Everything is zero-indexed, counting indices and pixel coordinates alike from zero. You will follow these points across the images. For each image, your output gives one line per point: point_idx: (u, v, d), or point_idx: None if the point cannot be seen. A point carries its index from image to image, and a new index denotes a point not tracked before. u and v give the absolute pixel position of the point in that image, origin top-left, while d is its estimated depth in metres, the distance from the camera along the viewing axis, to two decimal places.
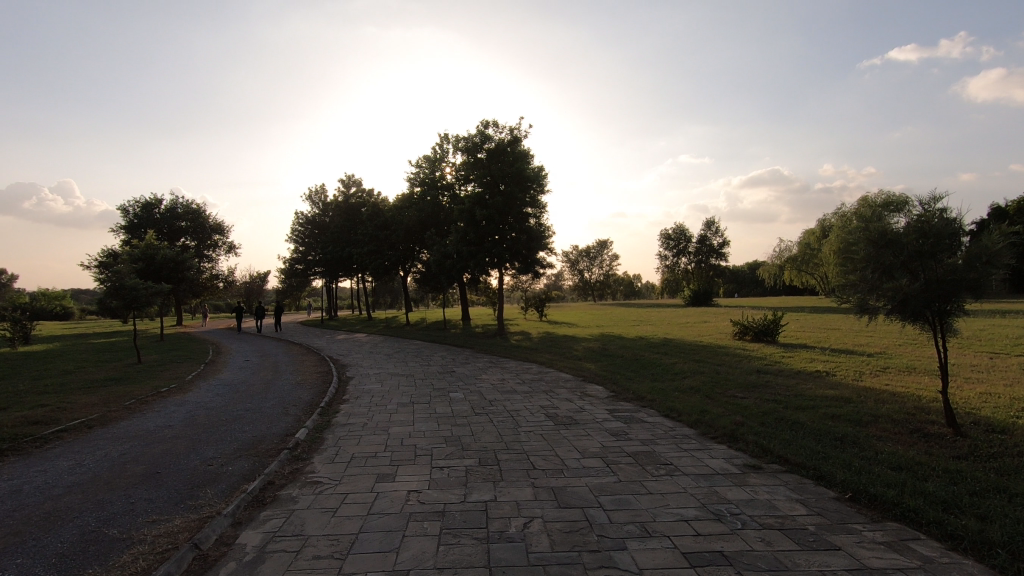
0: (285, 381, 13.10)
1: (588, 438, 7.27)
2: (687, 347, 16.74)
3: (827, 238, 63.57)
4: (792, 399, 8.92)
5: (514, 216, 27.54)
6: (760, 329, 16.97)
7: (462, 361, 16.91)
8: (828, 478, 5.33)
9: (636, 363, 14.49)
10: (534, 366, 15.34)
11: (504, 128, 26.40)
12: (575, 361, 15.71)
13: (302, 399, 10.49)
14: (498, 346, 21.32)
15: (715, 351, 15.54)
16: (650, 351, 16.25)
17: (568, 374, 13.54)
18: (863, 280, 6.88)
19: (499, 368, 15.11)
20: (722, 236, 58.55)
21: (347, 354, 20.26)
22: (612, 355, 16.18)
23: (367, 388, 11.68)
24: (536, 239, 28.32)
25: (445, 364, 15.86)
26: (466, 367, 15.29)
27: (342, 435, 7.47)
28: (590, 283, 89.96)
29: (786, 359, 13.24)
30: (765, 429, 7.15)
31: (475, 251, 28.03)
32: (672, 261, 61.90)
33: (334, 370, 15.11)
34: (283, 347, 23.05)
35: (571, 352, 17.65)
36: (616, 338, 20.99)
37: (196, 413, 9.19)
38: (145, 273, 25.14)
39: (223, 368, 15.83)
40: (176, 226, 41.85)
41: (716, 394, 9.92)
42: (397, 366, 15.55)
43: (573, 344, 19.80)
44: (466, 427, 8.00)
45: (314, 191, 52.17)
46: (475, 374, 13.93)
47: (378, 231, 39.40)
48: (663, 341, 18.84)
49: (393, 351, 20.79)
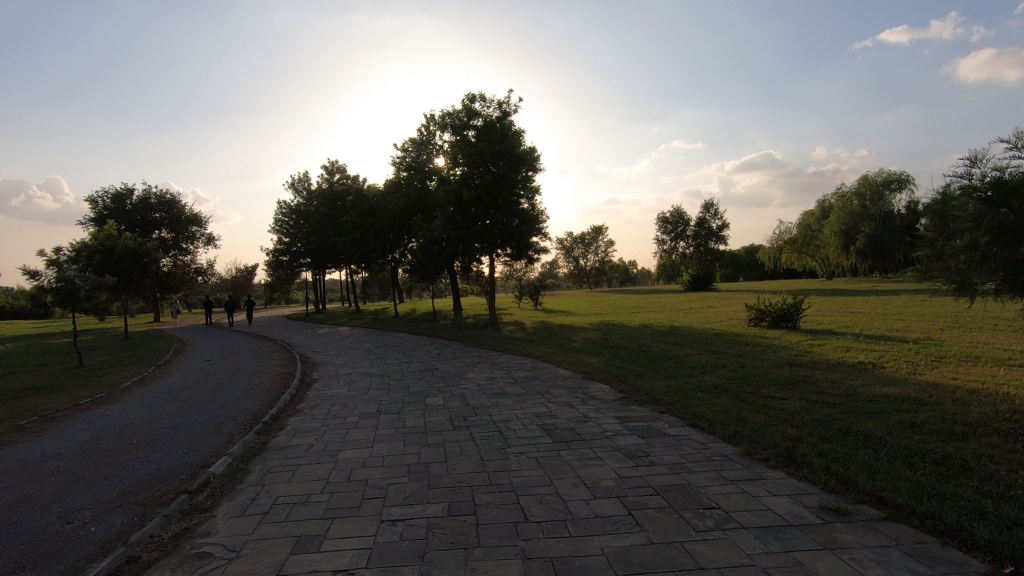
0: (238, 385, 11.28)
1: (599, 463, 5.48)
2: (699, 336, 14.99)
3: (828, 219, 61.93)
4: (847, 401, 7.17)
5: (505, 198, 25.58)
6: (779, 315, 15.25)
7: (447, 356, 15.12)
8: (967, 538, 3.55)
9: (644, 355, 12.74)
10: (527, 361, 13.57)
11: (491, 101, 24.35)
12: (573, 354, 13.96)
13: (247, 411, 8.68)
14: (490, 338, 19.57)
15: (730, 340, 13.83)
16: (657, 341, 14.54)
17: (566, 371, 11.75)
18: (971, 249, 5.24)
19: (489, 364, 13.34)
20: (722, 219, 56.87)
21: (322, 350, 18.41)
22: (615, 346, 14.48)
23: (330, 394, 9.88)
24: (529, 222, 26.36)
25: (427, 361, 14.07)
26: (451, 364, 13.52)
27: (272, 467, 5.66)
28: (586, 271, 88.23)
29: (816, 348, 11.54)
30: (830, 446, 5.40)
31: (463, 236, 26.18)
32: (670, 246, 60.12)
33: (300, 370, 13.26)
34: (255, 343, 21.20)
35: (569, 343, 15.87)
36: (617, 327, 19.29)
37: (104, 433, 7.34)
38: (106, 268, 23.39)
39: (176, 371, 13.94)
40: (149, 217, 39.72)
41: (748, 394, 8.18)
42: (372, 364, 13.74)
43: (570, 334, 18.10)
44: (439, 449, 6.20)
45: (296, 178, 50.03)
46: (461, 372, 12.14)
47: (362, 218, 37.47)
48: (669, 329, 17.13)
49: (373, 346, 18.99)
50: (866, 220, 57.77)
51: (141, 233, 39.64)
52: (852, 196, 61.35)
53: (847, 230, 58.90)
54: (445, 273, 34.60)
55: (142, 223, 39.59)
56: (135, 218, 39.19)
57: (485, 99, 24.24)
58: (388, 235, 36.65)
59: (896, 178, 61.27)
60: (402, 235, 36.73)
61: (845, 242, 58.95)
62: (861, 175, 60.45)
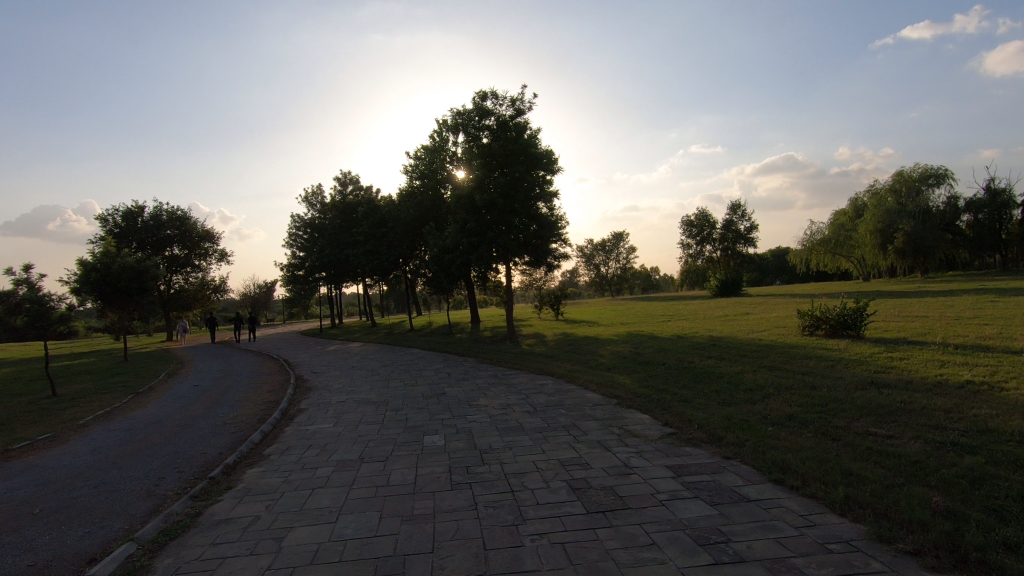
0: (212, 418, 9.68)
1: (660, 560, 3.64)
2: (747, 348, 13.02)
3: (863, 217, 58.93)
4: (992, 444, 5.20)
5: (521, 201, 23.83)
6: (839, 322, 13.24)
7: (457, 377, 13.35)
8: None
9: (687, 373, 10.85)
10: (549, 382, 11.79)
11: (504, 98, 22.77)
12: (602, 373, 12.08)
13: (202, 456, 7.01)
14: (507, 353, 17.84)
15: (785, 353, 11.83)
16: (698, 355, 12.59)
17: (595, 395, 9.87)
18: None
19: (504, 386, 11.55)
20: (750, 220, 54.32)
21: (324, 370, 16.84)
22: (650, 362, 12.56)
23: (313, 431, 8.19)
24: (548, 227, 24.72)
25: (435, 384, 12.33)
26: (462, 387, 11.80)
27: (185, 564, 3.95)
28: (607, 278, 86.00)
29: (899, 363, 9.53)
30: (1022, 534, 3.49)
31: (476, 242, 24.48)
32: (696, 249, 57.69)
33: (290, 396, 11.65)
34: (257, 363, 19.77)
35: (597, 359, 14.04)
36: (648, 338, 17.36)
37: (7, 496, 5.74)
38: (103, 287, 22.33)
39: (155, 399, 12.45)
40: (161, 235, 39.00)
41: (839, 429, 6.24)
42: (372, 389, 12.06)
43: (596, 348, 16.26)
44: (426, 526, 4.42)
45: (310, 192, 49.24)
46: (471, 398, 10.34)
47: (374, 229, 36.20)
48: (709, 340, 15.16)
49: (380, 365, 17.39)
50: (904, 217, 54.73)
51: (153, 251, 39.03)
52: (887, 193, 58.37)
53: (884, 229, 55.85)
54: (461, 284, 32.98)
55: (153, 241, 38.93)
56: (147, 237, 38.55)
57: (497, 96, 22.66)
58: (401, 246, 35.31)
59: (932, 173, 58.59)
60: (415, 245, 35.28)
61: (883, 241, 55.89)
62: (896, 170, 57.54)
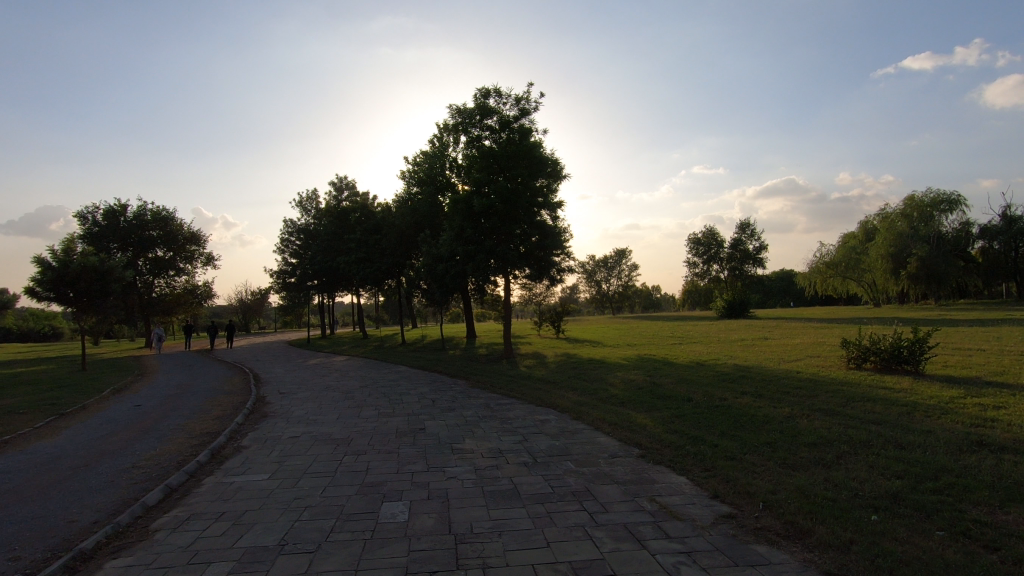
0: (124, 456, 7.62)
1: None
2: (786, 383, 10.99)
3: (875, 241, 57.09)
4: None
5: (523, 208, 21.87)
6: (894, 355, 11.23)
7: (441, 407, 11.29)
8: None
9: (721, 414, 8.82)
10: (552, 418, 9.77)
11: (509, 96, 20.99)
12: (615, 409, 10.02)
13: (64, 526, 4.97)
14: (504, 376, 15.82)
15: (837, 391, 9.79)
16: (728, 391, 10.55)
17: (610, 443, 7.81)
18: None
19: (497, 423, 9.48)
20: (759, 239, 52.49)
21: (295, 389, 14.79)
22: (671, 396, 10.54)
23: (238, 486, 6.14)
24: (551, 237, 22.70)
25: (414, 416, 10.27)
26: (448, 421, 9.80)
27: None
28: (609, 295, 84.16)
29: (997, 413, 7.53)
30: None
31: (473, 251, 22.52)
32: (703, 268, 55.67)
33: (236, 425, 9.60)
34: (224, 378, 17.72)
35: (607, 389, 12.01)
36: (662, 364, 15.31)
37: None
38: (64, 288, 20.41)
39: (79, 422, 10.37)
40: (143, 235, 37.08)
41: (985, 528, 4.22)
42: (338, 419, 10.01)
43: (605, 374, 14.24)
44: None
45: (304, 196, 47.46)
46: (455, 439, 8.30)
47: (367, 236, 34.32)
48: (734, 370, 13.16)
49: (358, 385, 15.33)
50: (918, 241, 53.00)
51: (134, 252, 37.10)
52: (899, 216, 56.76)
53: (896, 253, 54.16)
54: (457, 296, 30.99)
55: (134, 241, 36.97)
56: (128, 237, 36.60)
57: (501, 93, 20.87)
58: (395, 254, 33.46)
59: (945, 199, 56.91)
60: (410, 254, 33.39)
61: (895, 266, 54.13)
62: (909, 194, 55.97)
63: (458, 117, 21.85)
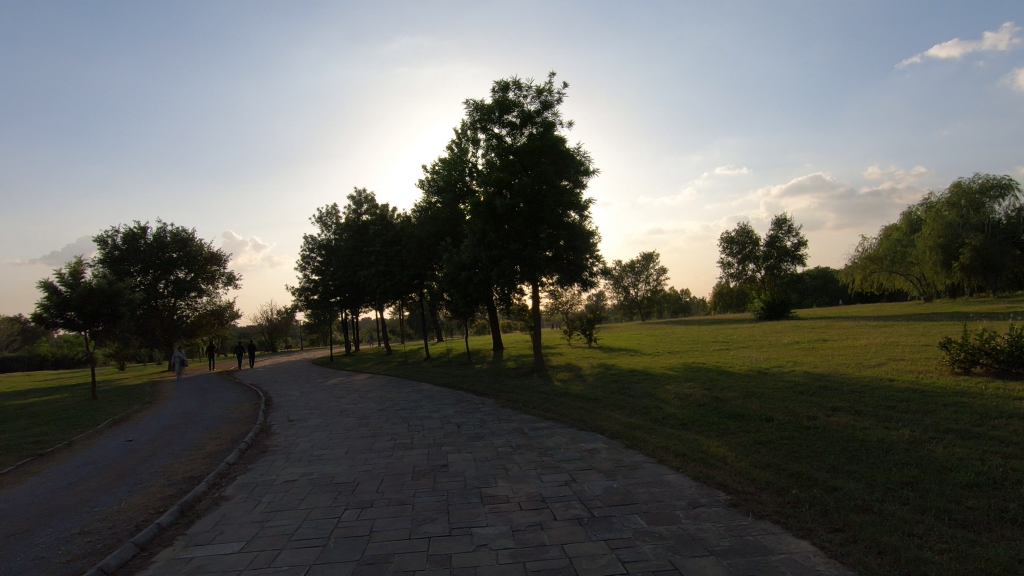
0: (78, 515, 6.15)
1: None
2: (884, 394, 8.99)
3: (922, 232, 53.70)
4: None
5: (549, 209, 20.18)
6: (1016, 354, 9.15)
7: (468, 434, 9.65)
8: None
9: (819, 439, 6.98)
10: (601, 448, 8.04)
11: (530, 88, 19.47)
12: (677, 434, 8.25)
13: None
14: (537, 393, 14.13)
15: (961, 405, 7.78)
16: (814, 406, 8.66)
17: (685, 486, 6.04)
18: None
19: (536, 456, 7.79)
20: (797, 235, 49.71)
21: (307, 415, 13.38)
22: (744, 415, 8.71)
23: (198, 564, 4.60)
24: (581, 238, 20.92)
25: (436, 448, 8.66)
26: (477, 453, 8.16)
27: None
28: (637, 301, 81.81)
29: None
30: None
31: (497, 257, 20.90)
32: (738, 268, 53.12)
33: (228, 464, 8.14)
34: (235, 403, 16.43)
35: (660, 407, 10.21)
36: (717, 374, 13.43)
37: None
38: (73, 314, 19.60)
39: (57, 464, 9.07)
40: (164, 257, 36.65)
41: None
42: (347, 455, 8.48)
43: (652, 388, 12.43)
44: None
45: (324, 212, 46.70)
46: (485, 482, 6.63)
47: (386, 247, 33.18)
48: (809, 380, 11.19)
49: (376, 407, 13.81)
50: (971, 230, 49.50)
51: (155, 274, 36.70)
52: (946, 205, 53.33)
53: (947, 244, 50.67)
54: (482, 306, 29.48)
55: (155, 263, 36.57)
56: (148, 259, 36.22)
57: (521, 85, 19.37)
58: (416, 265, 32.18)
59: (996, 184, 53.34)
60: (431, 264, 32.12)
61: (946, 258, 50.71)
62: (956, 181, 52.56)
63: (475, 115, 20.34)
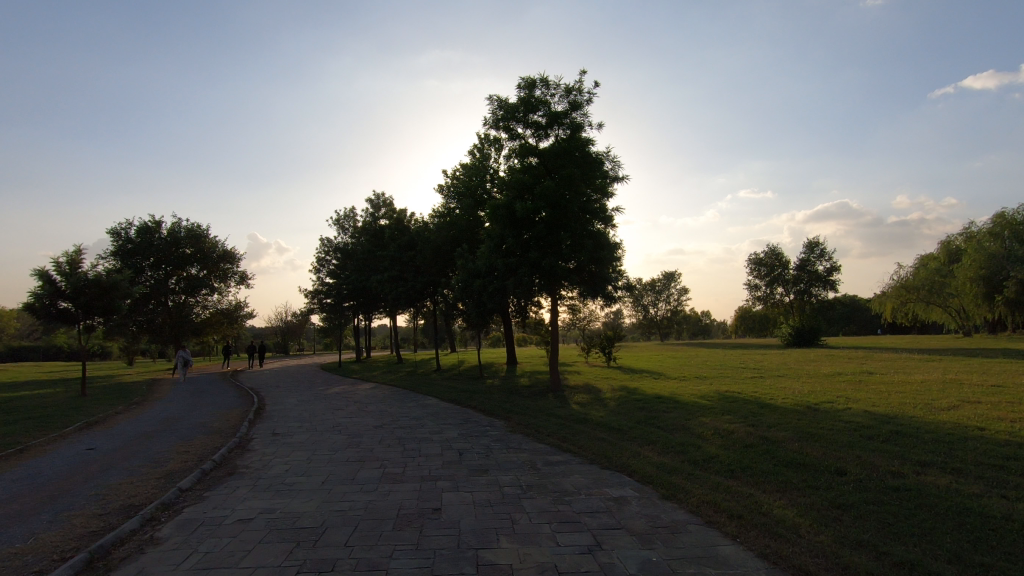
0: None
1: None
2: (981, 446, 7.31)
3: (962, 262, 51.10)
4: None
5: (574, 216, 18.71)
6: None
7: (470, 466, 8.22)
8: None
9: (916, 508, 5.40)
10: (631, 497, 6.53)
11: (557, 86, 18.20)
12: (726, 485, 6.68)
13: None
14: (551, 417, 12.63)
15: None
16: (895, 457, 7.03)
17: (749, 566, 4.52)
18: None
19: (550, 504, 6.29)
20: (830, 259, 47.51)
21: (295, 428, 12.07)
22: (808, 465, 7.10)
23: None
24: (606, 248, 19.37)
25: (431, 483, 7.23)
26: (479, 495, 6.70)
27: None
28: (656, 320, 79.78)
29: None
30: None
31: (515, 265, 19.46)
32: (765, 291, 50.94)
33: (180, 490, 6.79)
34: (225, 409, 15.22)
35: (696, 445, 8.66)
36: (757, 407, 11.77)
37: None
38: (68, 305, 18.67)
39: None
40: (177, 252, 36.05)
41: None
42: (324, 486, 7.07)
43: (685, 419, 10.88)
44: None
45: (341, 214, 46.01)
46: (484, 540, 5.17)
47: (401, 252, 32.09)
48: (874, 421, 9.48)
49: (372, 424, 12.44)
50: (1016, 262, 46.76)
51: (167, 270, 36.11)
52: (987, 235, 50.75)
53: (990, 277, 48.02)
54: (496, 318, 28.08)
55: (168, 259, 36.01)
56: (162, 254, 35.65)
57: (549, 83, 18.11)
58: (430, 272, 30.97)
59: None
60: (446, 272, 30.88)
61: (988, 290, 47.98)
62: (1000, 210, 49.97)
63: (499, 113, 19.08)
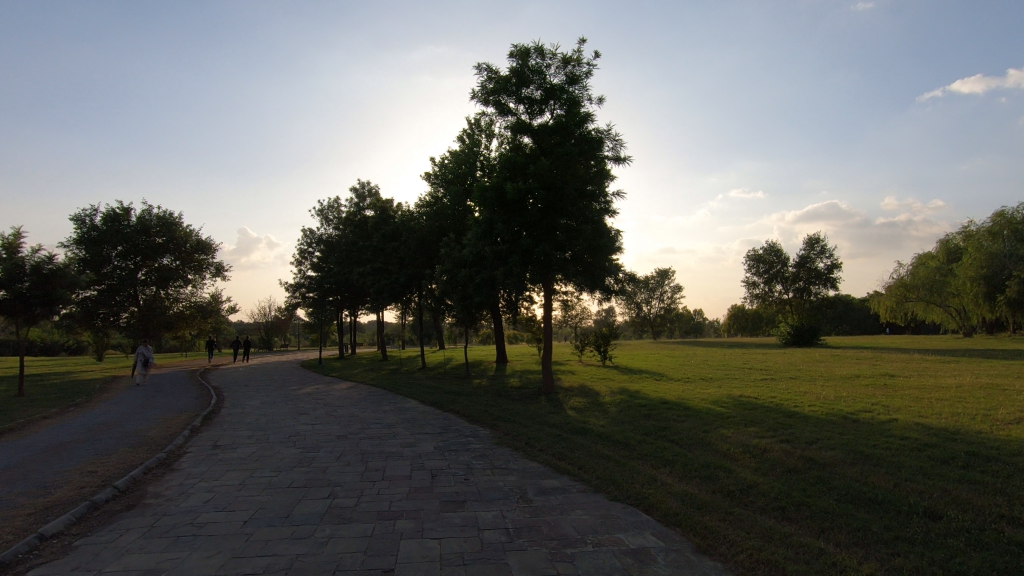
0: None
1: None
2: None
3: (963, 261, 49.98)
4: None
5: (569, 200, 16.96)
6: None
7: (444, 496, 6.46)
8: None
9: None
10: (655, 550, 4.79)
11: (554, 57, 16.45)
12: (782, 533, 4.97)
13: None
14: (544, 425, 10.89)
15: None
16: (999, 494, 5.33)
17: None
18: None
19: (543, 562, 4.56)
20: (830, 256, 46.13)
21: (245, 438, 10.27)
22: (885, 504, 5.38)
23: None
24: (605, 237, 17.66)
25: (388, 524, 5.46)
26: (448, 545, 4.95)
27: None
28: (650, 318, 78.48)
29: None
30: None
31: (504, 253, 17.70)
32: (764, 289, 49.52)
33: (39, 538, 4.97)
34: (172, 414, 13.28)
35: (725, 469, 6.96)
36: (783, 417, 10.11)
37: None
38: (10, 297, 16.69)
39: None
40: (147, 241, 33.90)
41: None
42: (243, 530, 5.29)
43: (703, 432, 9.18)
44: None
45: (325, 204, 43.91)
46: None
47: (385, 243, 30.19)
48: (937, 438, 7.81)
49: (335, 434, 10.63)
50: (1018, 262, 45.59)
51: (137, 260, 33.99)
52: (986, 234, 49.77)
53: (991, 276, 46.72)
54: (485, 313, 26.26)
55: (138, 248, 33.90)
56: (130, 243, 33.50)
57: (544, 53, 16.36)
58: (415, 263, 29.10)
59: None
60: (433, 264, 29.02)
61: (990, 290, 46.61)
62: (1000, 209, 48.97)
63: (489, 85, 17.25)
